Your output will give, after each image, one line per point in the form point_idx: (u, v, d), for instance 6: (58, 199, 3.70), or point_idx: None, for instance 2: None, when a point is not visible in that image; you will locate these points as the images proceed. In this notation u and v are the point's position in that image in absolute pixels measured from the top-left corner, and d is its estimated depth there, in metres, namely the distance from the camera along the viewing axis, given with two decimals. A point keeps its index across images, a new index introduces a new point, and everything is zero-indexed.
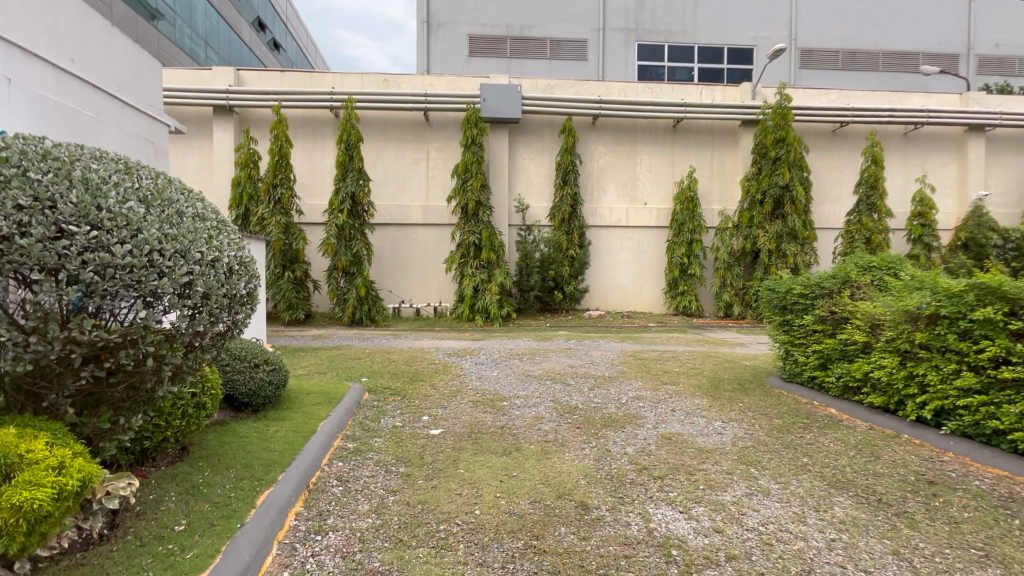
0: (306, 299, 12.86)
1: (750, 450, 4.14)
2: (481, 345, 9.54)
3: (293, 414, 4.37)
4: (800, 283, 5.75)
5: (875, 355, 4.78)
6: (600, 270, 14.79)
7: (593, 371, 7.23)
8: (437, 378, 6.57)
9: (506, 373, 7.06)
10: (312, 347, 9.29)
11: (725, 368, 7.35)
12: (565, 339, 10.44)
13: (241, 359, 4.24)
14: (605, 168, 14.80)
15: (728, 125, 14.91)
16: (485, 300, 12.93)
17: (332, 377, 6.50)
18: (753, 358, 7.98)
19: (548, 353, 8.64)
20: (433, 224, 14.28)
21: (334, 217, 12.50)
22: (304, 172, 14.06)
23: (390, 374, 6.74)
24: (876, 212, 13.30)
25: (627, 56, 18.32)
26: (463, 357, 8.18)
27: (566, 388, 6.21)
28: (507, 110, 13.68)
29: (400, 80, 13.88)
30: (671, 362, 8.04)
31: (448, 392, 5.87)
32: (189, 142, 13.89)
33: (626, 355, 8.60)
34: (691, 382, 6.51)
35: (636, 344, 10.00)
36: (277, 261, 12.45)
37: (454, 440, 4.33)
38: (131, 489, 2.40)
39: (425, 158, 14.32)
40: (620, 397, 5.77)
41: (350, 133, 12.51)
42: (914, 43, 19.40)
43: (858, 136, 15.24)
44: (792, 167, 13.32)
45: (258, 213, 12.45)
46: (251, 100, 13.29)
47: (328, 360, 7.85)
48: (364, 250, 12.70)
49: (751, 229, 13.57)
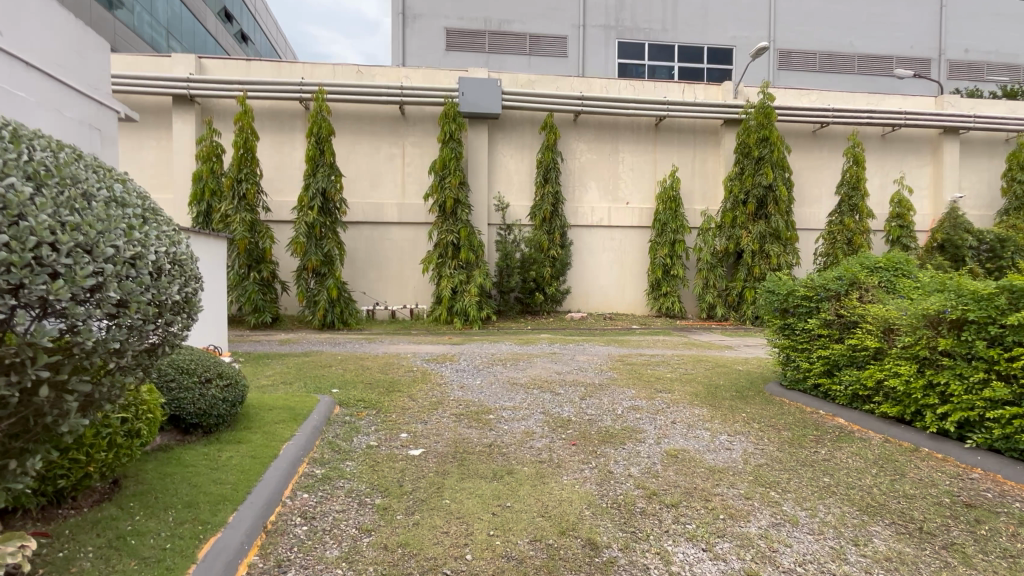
0: (274, 301, 12.14)
1: (765, 470, 3.76)
2: (461, 350, 9.03)
3: (251, 436, 3.81)
4: (804, 285, 5.44)
5: (888, 362, 4.47)
6: (582, 271, 14.42)
7: (582, 378, 6.79)
8: (415, 388, 6.05)
9: (490, 381, 6.57)
10: (279, 353, 8.64)
11: (719, 374, 7.01)
12: (548, 342, 9.99)
13: (189, 373, 3.67)
14: (586, 166, 14.46)
15: (710, 124, 14.74)
16: (463, 302, 12.41)
17: (298, 388, 5.92)
18: (746, 363, 7.67)
19: (532, 358, 8.18)
20: (410, 223, 13.70)
21: (304, 214, 11.80)
22: (272, 167, 13.32)
23: (363, 384, 6.17)
24: (857, 213, 13.26)
25: (607, 53, 18.03)
26: (442, 363, 7.66)
27: (555, 397, 5.76)
28: (486, 104, 13.21)
29: (374, 72, 13.27)
30: (662, 367, 7.67)
31: (428, 404, 5.35)
32: (146, 134, 13.00)
33: (614, 360, 8.20)
34: (686, 390, 6.14)
35: (623, 347, 9.62)
36: (242, 261, 11.70)
37: (437, 463, 3.83)
38: (22, 555, 1.84)
39: (401, 153, 13.73)
40: (614, 407, 5.36)
41: (321, 125, 11.85)
42: (888, 47, 19.62)
43: (837, 137, 15.25)
44: (774, 168, 13.18)
45: (221, 210, 11.68)
46: (214, 89, 12.51)
47: (295, 368, 7.24)
48: (337, 249, 12.05)
49: (734, 229, 13.39)
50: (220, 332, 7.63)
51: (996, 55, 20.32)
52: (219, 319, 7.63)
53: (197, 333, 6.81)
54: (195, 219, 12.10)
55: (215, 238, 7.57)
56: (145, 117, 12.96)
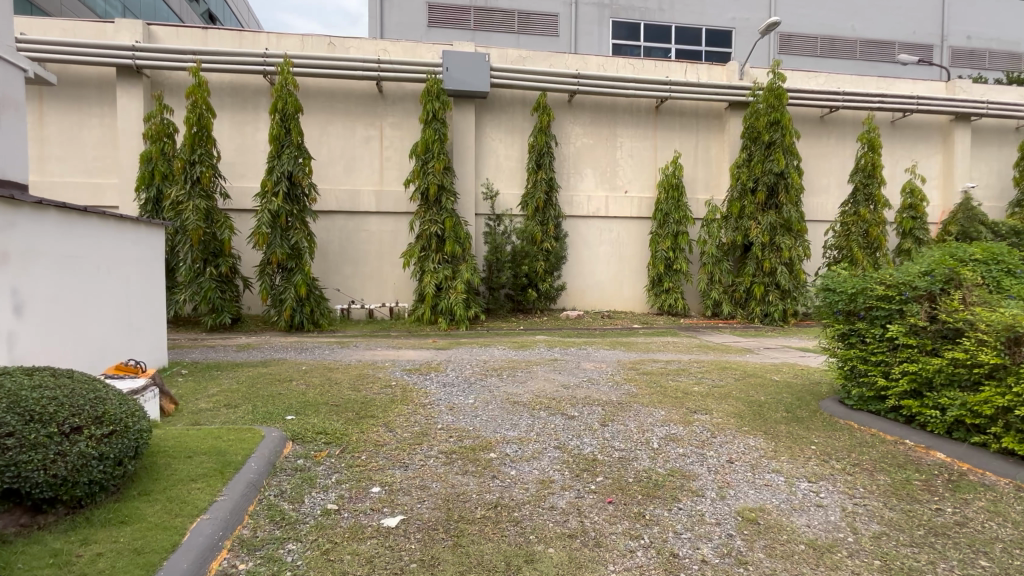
0: (234, 300, 10.78)
1: (888, 545, 2.67)
2: (448, 357, 7.83)
3: (146, 513, 2.56)
4: (881, 283, 4.39)
5: (1017, 386, 3.40)
6: (577, 266, 13.30)
7: (595, 394, 5.63)
8: (393, 411, 4.83)
9: (484, 399, 5.36)
10: (233, 362, 7.35)
11: (756, 388, 5.91)
12: (547, 346, 8.83)
13: (42, 422, 2.40)
14: (582, 151, 13.31)
15: (714, 107, 13.71)
16: (449, 300, 11.18)
17: (241, 416, 4.63)
18: (782, 373, 6.59)
19: (531, 368, 6.99)
20: (389, 213, 12.40)
21: (267, 201, 10.40)
22: (233, 150, 11.91)
23: (328, 407, 4.93)
24: (873, 203, 12.31)
25: (601, 33, 16.84)
26: (425, 375, 6.43)
27: (569, 423, 4.58)
28: (472, 81, 11.95)
29: (348, 45, 11.92)
30: (685, 377, 6.54)
31: (409, 438, 4.12)
32: (87, 111, 11.49)
33: (627, 368, 7.06)
34: (726, 411, 5.03)
35: (632, 351, 8.49)
36: (197, 254, 10.28)
37: (422, 544, 2.64)
38: None
39: (378, 135, 12.41)
40: (646, 439, 4.20)
41: (286, 100, 10.44)
42: (891, 32, 18.82)
43: (846, 123, 14.38)
44: (786, 154, 12.14)
45: (171, 195, 10.23)
46: (165, 60, 11.03)
47: (246, 384, 5.94)
48: (306, 242, 10.68)
49: (742, 220, 12.39)
50: (155, 340, 6.35)
51: (1000, 42, 19.64)
52: (154, 323, 6.33)
53: (120, 344, 5.50)
54: (143, 206, 10.65)
55: (149, 224, 6.25)
56: (86, 92, 11.45)
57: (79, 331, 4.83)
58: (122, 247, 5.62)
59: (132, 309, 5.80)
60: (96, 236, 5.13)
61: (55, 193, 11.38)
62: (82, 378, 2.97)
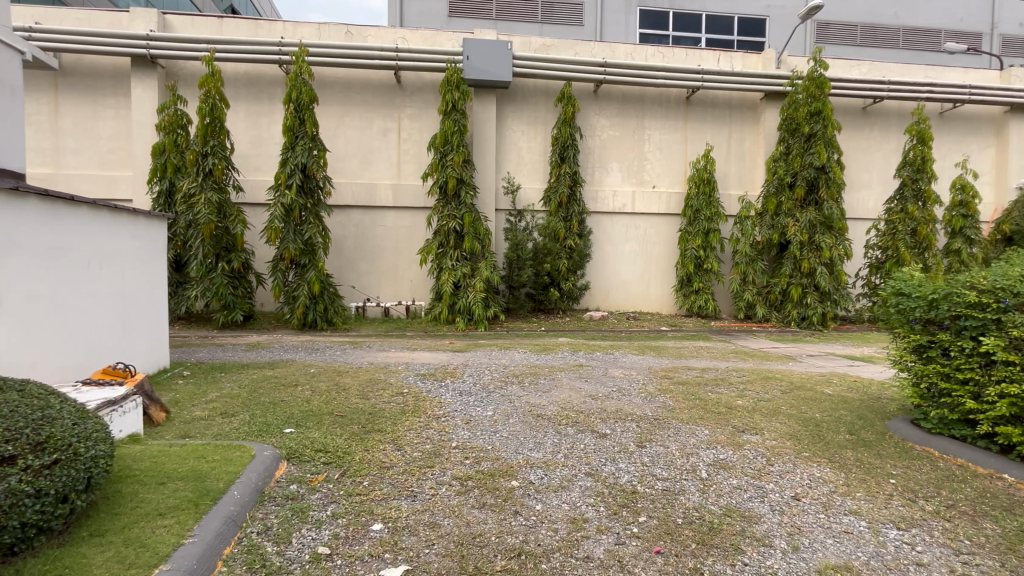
0: (247, 296, 10.46)
1: None
2: (465, 361, 7.33)
3: (92, 564, 2.10)
4: (972, 287, 3.77)
5: None
6: (602, 265, 12.71)
7: (627, 407, 5.08)
8: (403, 425, 4.35)
9: (504, 411, 4.83)
10: (239, 363, 6.95)
11: (809, 404, 5.28)
12: (570, 349, 8.27)
13: None
14: (607, 144, 12.69)
15: (749, 97, 12.96)
16: (467, 299, 10.68)
17: (236, 427, 4.19)
18: (834, 387, 5.93)
19: (554, 375, 6.44)
20: (406, 208, 11.96)
21: (280, 195, 10.02)
22: (248, 142, 11.59)
23: (332, 418, 4.47)
24: (922, 199, 11.45)
25: (628, 22, 16.14)
26: (440, 381, 5.92)
27: (600, 444, 4.04)
28: (494, 70, 11.43)
29: (366, 33, 11.50)
30: (725, 388, 5.93)
31: (418, 459, 3.61)
32: (102, 102, 11.28)
33: (659, 376, 6.48)
34: (780, 431, 4.42)
35: (662, 357, 7.88)
36: (208, 249, 9.96)
37: None
38: None
39: (396, 127, 11.98)
40: (692, 466, 3.63)
41: (301, 90, 10.03)
42: (937, 19, 17.74)
43: (890, 115, 13.50)
44: (828, 147, 11.34)
45: (182, 188, 9.92)
46: (179, 48, 10.74)
47: (248, 388, 5.51)
48: (319, 237, 10.27)
49: (779, 216, 11.64)
50: (155, 340, 6.01)
51: None
52: (154, 322, 5.98)
53: (114, 344, 5.14)
54: (155, 199, 10.37)
55: (148, 218, 5.87)
56: (101, 82, 11.24)
57: (65, 332, 4.46)
58: (118, 243, 5.26)
59: (128, 307, 5.43)
60: (87, 230, 4.75)
61: (69, 186, 11.17)
62: (35, 393, 2.55)
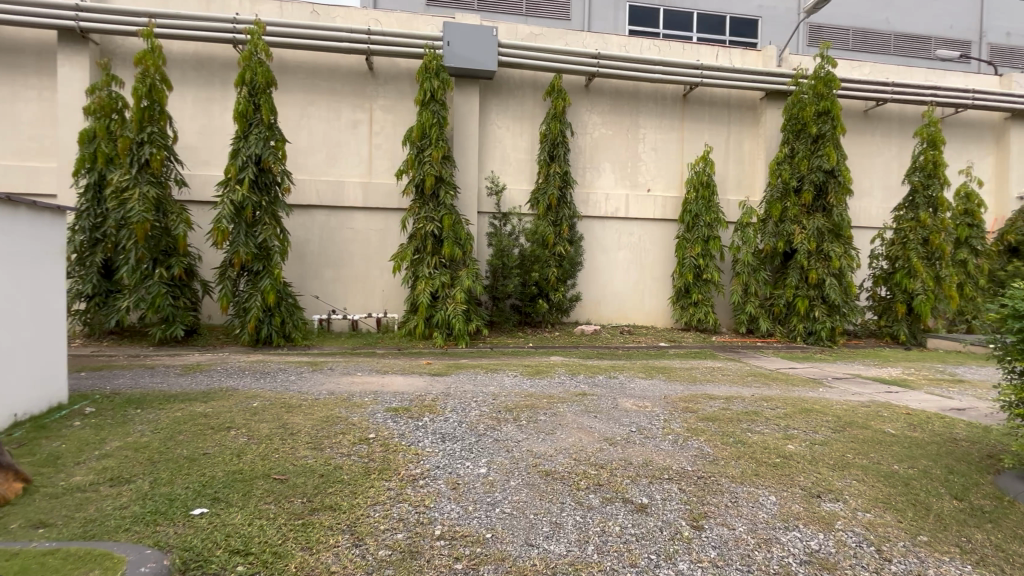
0: (190, 308, 9.07)
1: None
2: (445, 388, 6.09)
3: None
4: None
5: None
6: (593, 274, 11.67)
7: (659, 458, 3.97)
8: (367, 495, 3.15)
9: (502, 469, 3.64)
10: (165, 394, 5.60)
11: (877, 449, 4.26)
12: (567, 373, 7.13)
13: None
14: (599, 143, 11.71)
15: (748, 97, 12.17)
16: (446, 312, 9.50)
17: (122, 506, 2.91)
18: (895, 425, 4.93)
19: (555, 408, 5.30)
20: (378, 209, 10.72)
21: (230, 191, 8.67)
22: (197, 133, 10.21)
23: (268, 484, 3.24)
24: (934, 206, 10.76)
25: (617, 17, 15.25)
26: (416, 420, 4.73)
27: (643, 525, 2.91)
28: (478, 58, 10.33)
29: (334, 14, 10.29)
30: (766, 426, 4.87)
31: (387, 568, 2.42)
32: (23, 82, 9.77)
33: (682, 409, 5.38)
34: (868, 497, 3.35)
35: (676, 382, 6.78)
36: (143, 252, 8.54)
37: None
38: None
39: (366, 118, 10.76)
40: (784, 569, 2.53)
41: (255, 71, 8.71)
42: (926, 26, 17.38)
43: (891, 119, 12.90)
44: (837, 148, 10.57)
45: (113, 181, 8.51)
46: (115, 22, 9.34)
47: (166, 434, 4.22)
48: (276, 240, 8.94)
49: (785, 224, 10.80)
50: (44, 366, 4.67)
51: None
52: (42, 348, 4.62)
53: None
54: (82, 193, 8.87)
55: (37, 214, 4.54)
56: (22, 60, 9.74)
57: None
58: None
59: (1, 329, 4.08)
60: None
61: None
62: None
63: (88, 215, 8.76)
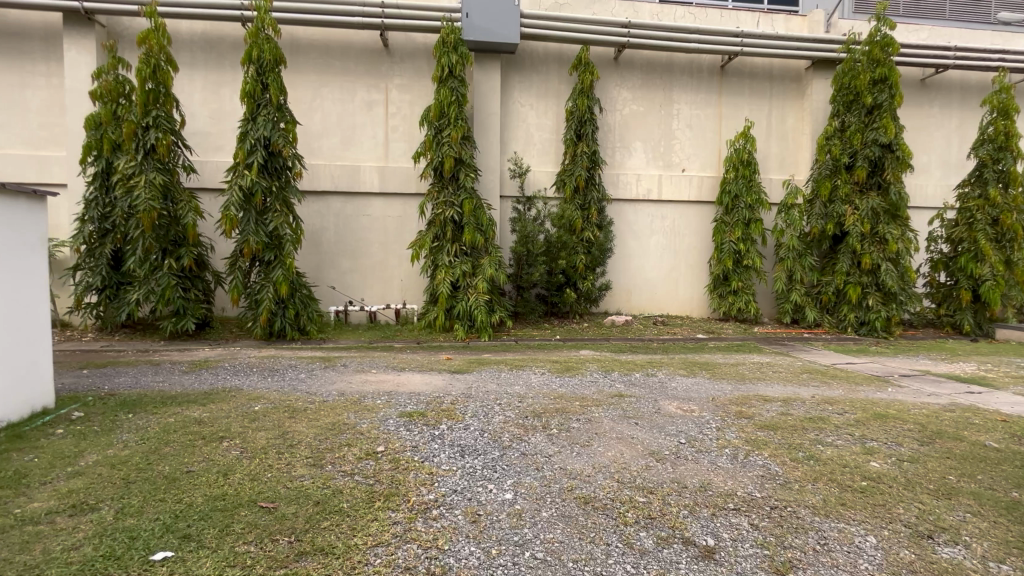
0: (201, 300, 8.69)
1: None
2: (466, 389, 5.51)
3: None
4: None
5: None
6: (623, 261, 10.95)
7: (720, 480, 3.32)
8: (370, 533, 2.57)
9: (532, 495, 3.04)
10: (163, 395, 5.16)
11: (986, 470, 3.52)
12: (599, 370, 6.46)
13: None
14: (629, 120, 10.91)
15: (792, 67, 11.20)
16: (468, 302, 8.92)
17: (74, 547, 2.41)
18: (995, 436, 4.17)
19: (590, 413, 4.66)
20: (395, 194, 10.17)
21: (238, 176, 8.21)
22: (207, 117, 9.79)
23: (251, 518, 2.69)
24: (1005, 182, 9.69)
25: None
26: (432, 428, 4.16)
27: None
28: (498, 29, 9.61)
29: None
30: (839, 437, 4.15)
31: None
32: (31, 68, 9.45)
33: (736, 415, 4.69)
34: (996, 540, 2.64)
35: (722, 380, 6.06)
36: (151, 242, 8.16)
37: None
38: None
39: (382, 98, 10.19)
40: None
41: (263, 48, 8.19)
42: None
43: (952, 89, 11.75)
44: (895, 119, 9.57)
45: (119, 168, 8.13)
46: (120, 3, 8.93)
47: (152, 445, 3.74)
48: (288, 228, 8.46)
49: (835, 204, 9.87)
50: (25, 367, 4.24)
51: None
52: (22, 348, 4.17)
53: None
54: (88, 182, 8.52)
55: (10, 200, 4.05)
56: (30, 45, 9.42)
57: None
58: None
59: None
60: None
61: None
62: None
63: (95, 204, 8.40)
